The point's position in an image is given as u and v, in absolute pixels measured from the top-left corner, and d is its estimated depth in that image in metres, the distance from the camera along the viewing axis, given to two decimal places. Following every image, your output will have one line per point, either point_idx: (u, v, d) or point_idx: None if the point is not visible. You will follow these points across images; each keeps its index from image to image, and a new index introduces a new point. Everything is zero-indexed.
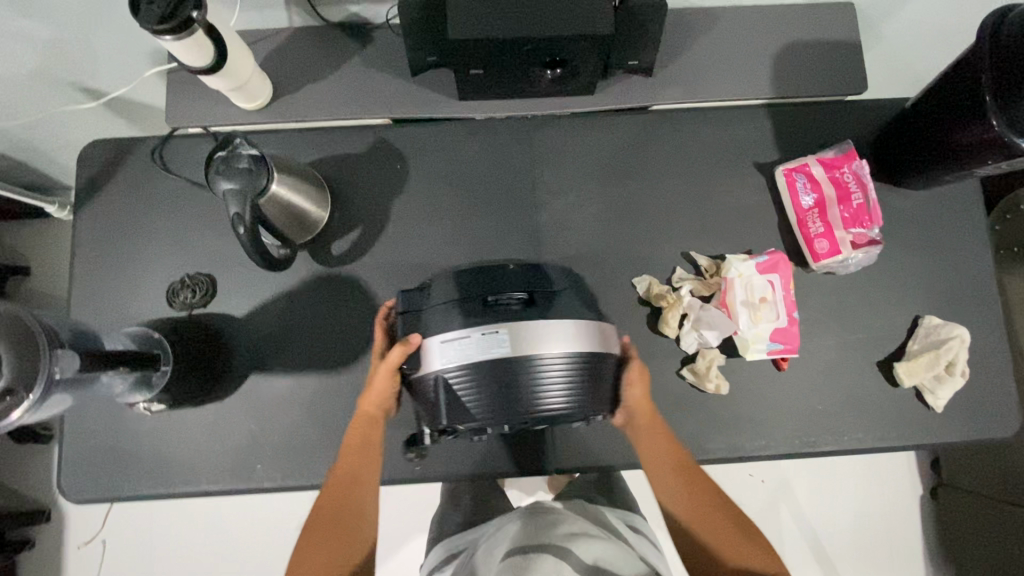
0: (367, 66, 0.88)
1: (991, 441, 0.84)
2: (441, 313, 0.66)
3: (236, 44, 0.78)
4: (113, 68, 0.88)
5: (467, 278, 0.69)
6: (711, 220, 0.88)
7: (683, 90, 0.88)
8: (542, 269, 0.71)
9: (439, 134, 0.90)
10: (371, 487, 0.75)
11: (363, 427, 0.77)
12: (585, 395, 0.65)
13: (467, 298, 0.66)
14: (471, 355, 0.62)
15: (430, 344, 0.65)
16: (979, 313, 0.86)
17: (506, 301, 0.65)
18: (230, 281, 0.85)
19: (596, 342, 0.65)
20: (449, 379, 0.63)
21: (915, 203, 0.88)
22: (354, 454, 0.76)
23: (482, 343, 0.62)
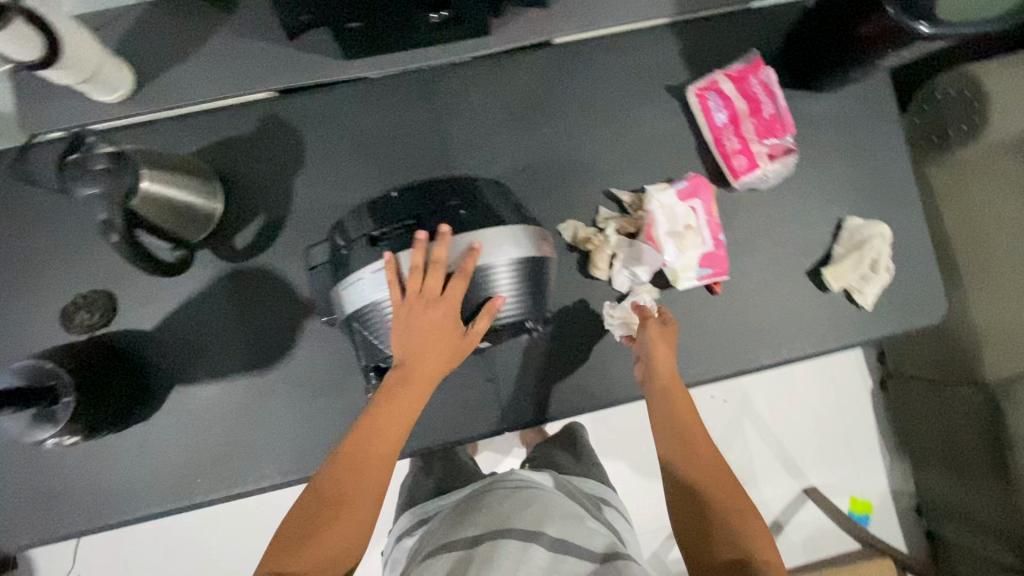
0: (237, 35, 0.79)
1: (920, 329, 0.87)
2: (342, 262, 0.67)
3: (74, 29, 0.67)
4: None
5: (353, 217, 0.69)
6: (630, 152, 0.85)
7: (584, 18, 0.82)
8: (435, 194, 0.71)
9: (330, 100, 0.82)
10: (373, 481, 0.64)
11: (406, 402, 0.66)
12: (512, 299, 0.68)
13: (348, 242, 0.67)
14: (366, 293, 0.64)
15: (336, 292, 0.66)
16: (899, 206, 0.87)
17: (392, 232, 0.67)
18: (132, 293, 0.79)
19: (523, 243, 0.68)
20: (357, 320, 0.66)
21: (829, 105, 0.87)
22: (382, 433, 0.66)
23: (378, 279, 0.64)
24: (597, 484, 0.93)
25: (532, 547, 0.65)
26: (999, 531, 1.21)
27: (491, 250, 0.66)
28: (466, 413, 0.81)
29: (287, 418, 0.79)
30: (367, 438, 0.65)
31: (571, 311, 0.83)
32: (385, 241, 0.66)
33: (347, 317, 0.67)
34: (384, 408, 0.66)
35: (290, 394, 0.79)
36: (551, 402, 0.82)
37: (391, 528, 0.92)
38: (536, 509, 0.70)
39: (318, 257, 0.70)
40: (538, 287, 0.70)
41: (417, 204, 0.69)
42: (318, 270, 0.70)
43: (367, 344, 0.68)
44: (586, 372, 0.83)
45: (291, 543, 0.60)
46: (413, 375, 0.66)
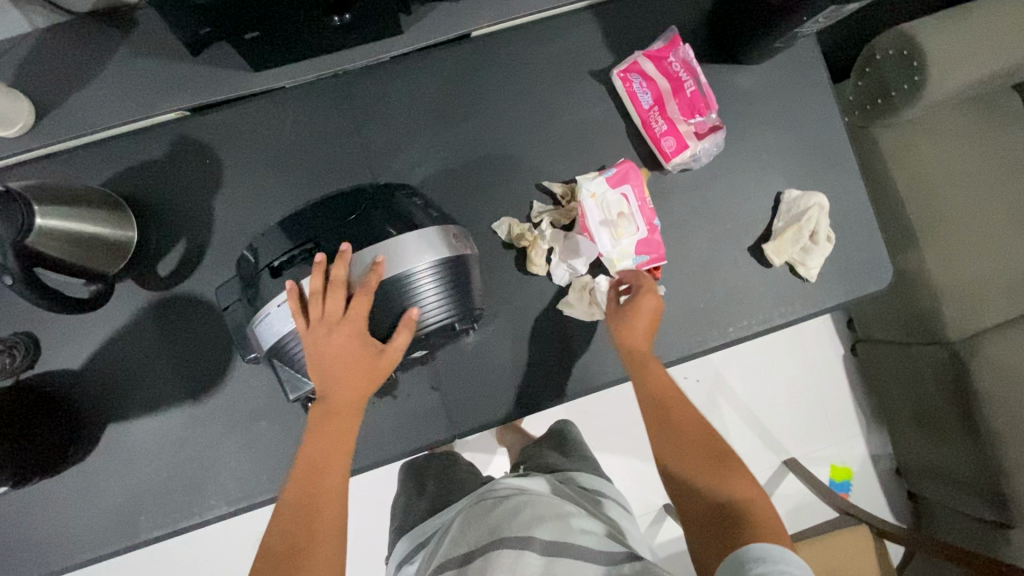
0: (137, 55, 0.76)
1: (868, 295, 0.86)
2: (254, 292, 0.66)
3: None
4: None
5: (257, 243, 0.67)
6: (559, 143, 0.83)
7: (498, 8, 0.80)
8: (340, 206, 0.68)
9: (246, 115, 0.80)
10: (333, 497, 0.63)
11: (337, 426, 0.65)
12: (430, 307, 0.65)
13: (254, 274, 0.66)
14: (275, 328, 0.64)
15: (249, 329, 0.66)
16: (836, 174, 0.86)
17: (293, 259, 0.65)
18: (54, 332, 0.76)
19: (434, 248, 0.65)
20: (272, 354, 0.66)
21: (757, 78, 0.85)
22: (324, 459, 0.65)
23: (283, 313, 0.63)
24: (589, 477, 0.85)
25: (521, 555, 0.60)
26: (975, 487, 1.18)
27: (397, 261, 0.63)
28: (411, 423, 0.79)
29: (227, 446, 0.77)
30: (321, 457, 0.65)
31: (512, 310, 0.81)
32: (287, 270, 0.65)
33: (262, 353, 0.66)
34: (317, 435, 0.65)
35: (228, 422, 0.77)
36: (498, 405, 0.80)
37: (390, 558, 0.85)
38: (524, 513, 0.65)
39: (229, 296, 0.69)
40: (460, 289, 0.68)
41: (320, 219, 0.67)
42: (234, 306, 0.69)
43: (289, 378, 0.68)
44: (532, 370, 0.81)
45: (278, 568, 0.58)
46: (336, 399, 0.65)
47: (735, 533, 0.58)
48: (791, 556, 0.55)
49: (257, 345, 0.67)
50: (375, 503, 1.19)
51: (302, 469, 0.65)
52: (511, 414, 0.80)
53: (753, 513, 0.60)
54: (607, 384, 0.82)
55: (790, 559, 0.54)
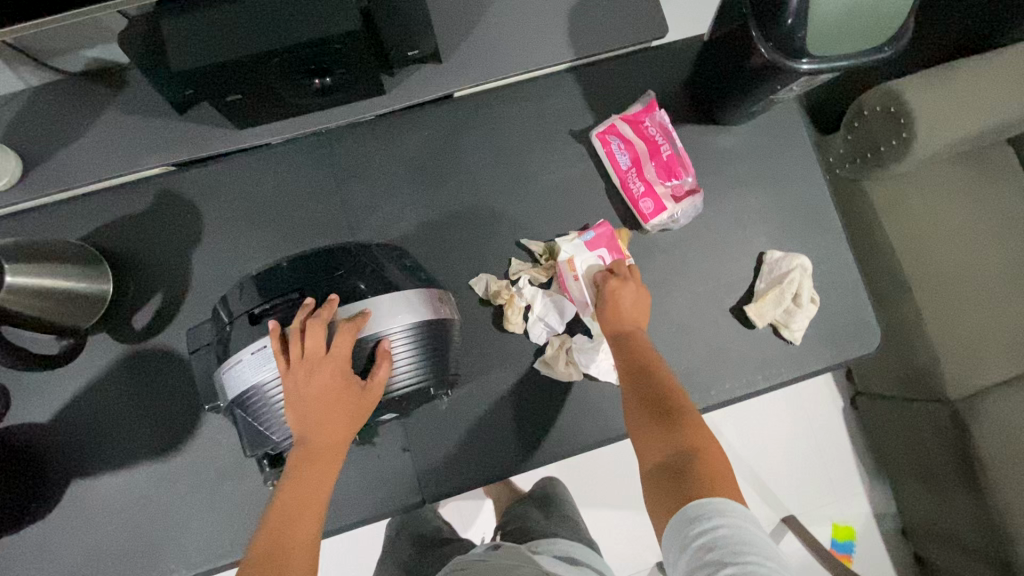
0: (126, 112, 0.78)
1: (856, 359, 0.83)
2: (225, 342, 0.62)
3: None
4: None
5: (239, 291, 0.65)
6: (538, 201, 0.83)
7: (478, 71, 0.82)
8: (326, 258, 0.67)
9: (229, 170, 0.82)
10: (309, 548, 0.57)
11: (315, 472, 0.60)
12: (416, 365, 0.64)
13: (230, 324, 0.63)
14: (248, 377, 0.59)
15: (217, 376, 0.61)
16: (820, 235, 0.85)
17: (275, 306, 0.63)
18: (24, 384, 0.76)
19: (424, 307, 0.64)
20: (240, 405, 0.61)
21: (738, 138, 0.86)
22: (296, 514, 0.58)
23: (257, 360, 0.60)
24: (566, 544, 0.77)
25: None
26: (983, 554, 1.12)
27: (385, 315, 0.62)
28: (382, 485, 0.77)
29: (191, 505, 0.75)
30: (296, 502, 0.59)
31: (488, 369, 0.80)
32: (267, 318, 0.62)
33: (227, 404, 0.62)
34: (290, 486, 0.59)
35: (194, 481, 0.75)
36: (472, 466, 0.78)
37: None
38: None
39: (199, 340, 0.67)
40: (444, 349, 0.67)
41: (307, 273, 0.65)
42: (202, 350, 0.66)
43: (253, 432, 0.63)
44: (507, 431, 0.79)
45: None
46: (314, 444, 0.60)
47: (678, 488, 0.55)
48: (734, 505, 0.52)
49: (221, 394, 0.62)
50: (351, 562, 1.14)
51: (270, 527, 0.57)
52: (484, 476, 0.78)
53: (702, 466, 0.56)
54: (585, 447, 0.79)
55: (731, 508, 0.51)
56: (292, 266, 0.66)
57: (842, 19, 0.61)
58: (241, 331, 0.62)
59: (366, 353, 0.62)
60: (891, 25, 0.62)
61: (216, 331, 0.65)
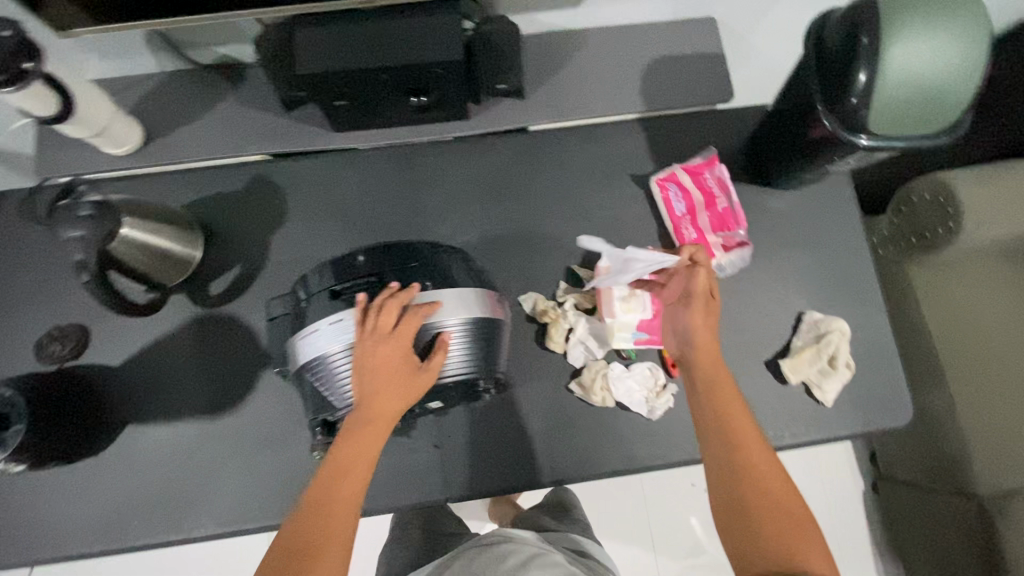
0: (241, 104, 0.88)
1: (886, 429, 0.84)
2: (303, 315, 0.69)
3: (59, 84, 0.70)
4: None
5: (322, 270, 0.71)
6: (594, 233, 0.89)
7: (556, 110, 0.89)
8: (399, 247, 0.73)
9: (319, 166, 0.90)
10: (348, 510, 0.62)
11: (361, 451, 0.64)
12: (469, 358, 0.69)
13: (312, 296, 0.69)
14: (322, 345, 0.66)
15: (292, 342, 0.68)
16: (860, 304, 0.88)
17: (353, 286, 0.69)
18: (103, 330, 0.82)
19: (484, 306, 0.70)
20: (310, 371, 0.67)
21: (790, 202, 0.90)
22: (338, 488, 0.63)
23: (332, 331, 0.66)
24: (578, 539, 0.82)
25: None
26: None
27: (449, 308, 0.68)
28: (409, 477, 0.80)
29: (230, 465, 0.79)
30: (345, 466, 0.63)
31: (525, 383, 0.83)
32: (346, 295, 0.68)
33: (298, 368, 0.68)
34: (343, 449, 0.64)
35: (237, 443, 0.79)
36: (498, 473, 0.80)
37: None
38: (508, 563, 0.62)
39: (277, 309, 0.74)
40: (495, 348, 0.71)
41: (383, 261, 0.71)
42: (279, 319, 0.73)
43: (317, 397, 0.69)
44: (536, 444, 0.81)
45: (290, 556, 0.59)
46: (365, 424, 0.64)
47: None
48: None
49: (293, 359, 0.69)
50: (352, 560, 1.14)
51: (316, 493, 0.63)
52: (508, 485, 0.80)
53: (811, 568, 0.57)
54: (608, 474, 0.81)
55: None
56: (368, 253, 0.72)
57: (907, 98, 0.64)
58: (321, 304, 0.68)
59: (428, 340, 0.68)
60: (948, 109, 0.65)
61: (294, 303, 0.72)
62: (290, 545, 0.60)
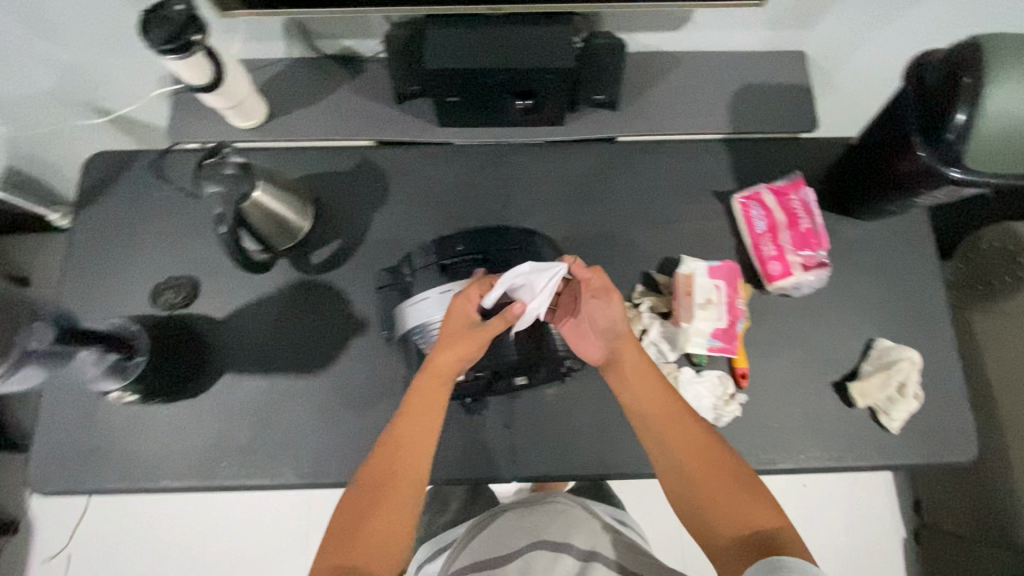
0: (357, 93, 0.95)
1: (949, 464, 0.85)
2: (412, 285, 0.79)
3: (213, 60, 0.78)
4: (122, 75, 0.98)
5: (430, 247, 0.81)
6: (673, 243, 0.93)
7: (647, 123, 0.94)
8: (499, 233, 0.83)
9: (420, 156, 0.97)
10: (413, 475, 0.68)
11: (420, 426, 0.69)
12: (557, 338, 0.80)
13: (422, 269, 0.79)
14: (432, 312, 0.75)
15: (402, 307, 0.78)
16: (931, 338, 0.89)
17: (459, 264, 0.78)
18: (212, 284, 0.89)
19: None
20: (418, 333, 0.77)
21: (867, 232, 0.93)
22: (394, 459, 0.68)
23: (441, 300, 0.75)
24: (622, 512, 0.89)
25: (561, 557, 0.66)
26: None
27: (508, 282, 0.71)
28: (479, 453, 0.84)
29: (315, 422, 0.84)
30: (405, 436, 0.69)
31: (596, 377, 0.87)
32: (452, 270, 0.78)
33: (407, 330, 0.78)
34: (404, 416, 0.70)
35: (323, 401, 0.85)
36: (564, 460, 0.84)
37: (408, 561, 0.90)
38: (556, 519, 0.71)
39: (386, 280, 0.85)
40: None
41: (486, 244, 0.81)
42: (386, 288, 0.84)
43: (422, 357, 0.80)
44: (602, 437, 0.85)
45: (358, 517, 0.64)
46: (419, 399, 0.70)
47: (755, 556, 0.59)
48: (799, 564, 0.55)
49: (401, 322, 0.79)
50: None
51: (376, 461, 0.68)
52: (572, 472, 0.83)
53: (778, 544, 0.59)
54: None
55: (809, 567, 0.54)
56: (464, 239, 0.82)
57: (1005, 134, 0.66)
58: (431, 277, 0.78)
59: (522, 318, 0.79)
60: None
61: (401, 275, 0.82)
62: (353, 505, 0.66)
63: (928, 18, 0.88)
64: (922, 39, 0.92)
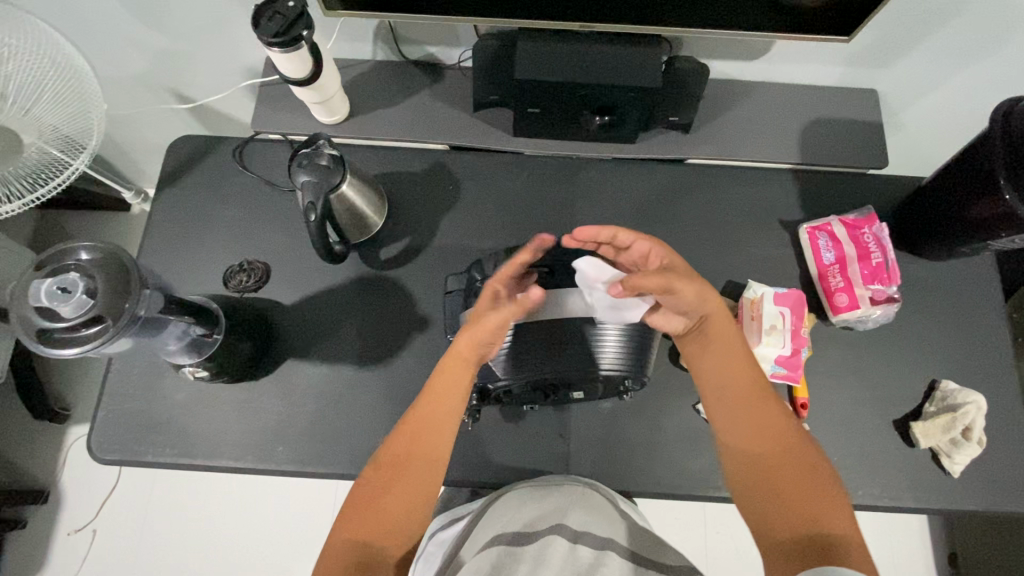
0: (436, 98, 0.98)
1: (1011, 514, 0.83)
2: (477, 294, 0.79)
3: (308, 57, 0.81)
4: (213, 64, 1.02)
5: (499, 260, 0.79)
6: (737, 267, 0.93)
7: (719, 148, 0.95)
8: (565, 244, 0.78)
9: (492, 163, 0.99)
10: (430, 458, 0.67)
11: (439, 416, 0.68)
12: (619, 358, 0.73)
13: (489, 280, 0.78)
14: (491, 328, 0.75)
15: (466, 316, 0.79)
16: (995, 383, 0.88)
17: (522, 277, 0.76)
18: (282, 271, 0.91)
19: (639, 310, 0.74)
20: None
21: (933, 273, 0.93)
22: (413, 443, 0.67)
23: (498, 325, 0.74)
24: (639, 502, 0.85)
25: (577, 547, 0.61)
26: None
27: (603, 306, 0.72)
28: (533, 460, 0.84)
29: (373, 413, 0.85)
30: (427, 416, 0.68)
31: (655, 394, 0.86)
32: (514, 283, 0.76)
33: None
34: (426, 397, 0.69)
35: (382, 394, 0.85)
36: (617, 474, 0.83)
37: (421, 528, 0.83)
38: (573, 514, 0.67)
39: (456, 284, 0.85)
40: (643, 351, 0.75)
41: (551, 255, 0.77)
42: (454, 294, 0.84)
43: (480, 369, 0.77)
44: (657, 454, 0.84)
45: (375, 491, 0.65)
46: (438, 389, 0.69)
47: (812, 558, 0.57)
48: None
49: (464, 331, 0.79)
50: None
51: (394, 443, 0.67)
52: (625, 487, 0.82)
53: (842, 548, 0.56)
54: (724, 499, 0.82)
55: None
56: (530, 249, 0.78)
57: None
58: None
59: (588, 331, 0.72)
60: None
61: (467, 284, 0.82)
62: (371, 483, 0.65)
63: (1010, 66, 0.89)
64: (999, 87, 0.93)
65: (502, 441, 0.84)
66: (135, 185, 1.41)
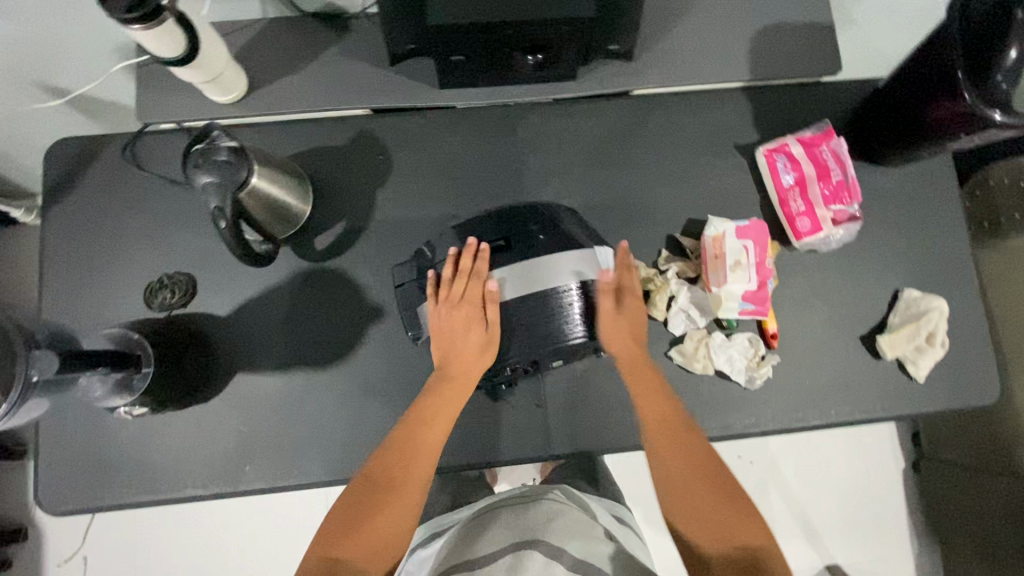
0: (346, 55, 0.85)
1: (972, 407, 0.86)
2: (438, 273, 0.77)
3: (169, 29, 0.66)
4: (75, 48, 0.86)
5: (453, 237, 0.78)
6: (696, 203, 0.89)
7: (665, 74, 0.87)
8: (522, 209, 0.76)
9: (422, 123, 0.89)
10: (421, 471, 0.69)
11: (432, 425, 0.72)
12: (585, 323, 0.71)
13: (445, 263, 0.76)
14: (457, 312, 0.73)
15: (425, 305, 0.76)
16: (955, 283, 0.89)
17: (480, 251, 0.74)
18: (210, 279, 0.83)
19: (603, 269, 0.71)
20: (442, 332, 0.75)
21: (892, 179, 0.90)
22: (403, 447, 0.70)
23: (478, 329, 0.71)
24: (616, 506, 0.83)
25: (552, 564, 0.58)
26: None
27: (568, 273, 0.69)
28: (513, 434, 0.82)
29: (339, 416, 0.80)
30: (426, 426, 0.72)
31: None
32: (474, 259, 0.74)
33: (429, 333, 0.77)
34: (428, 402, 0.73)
35: (343, 394, 0.81)
36: (598, 433, 0.82)
37: None
38: (551, 526, 0.64)
39: (404, 274, 0.79)
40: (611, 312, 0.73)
41: (508, 226, 0.75)
42: (407, 286, 0.78)
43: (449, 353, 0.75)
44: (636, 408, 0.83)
45: (357, 502, 0.65)
46: (430, 408, 0.73)
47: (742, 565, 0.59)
48: None
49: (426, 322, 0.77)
50: None
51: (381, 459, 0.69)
52: (607, 445, 0.82)
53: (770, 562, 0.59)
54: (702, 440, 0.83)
55: None
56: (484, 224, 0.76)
57: None
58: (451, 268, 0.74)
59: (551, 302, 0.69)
60: None
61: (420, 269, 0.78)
62: (349, 501, 0.66)
63: None
64: None
65: (478, 420, 0.82)
66: (23, 202, 1.26)
